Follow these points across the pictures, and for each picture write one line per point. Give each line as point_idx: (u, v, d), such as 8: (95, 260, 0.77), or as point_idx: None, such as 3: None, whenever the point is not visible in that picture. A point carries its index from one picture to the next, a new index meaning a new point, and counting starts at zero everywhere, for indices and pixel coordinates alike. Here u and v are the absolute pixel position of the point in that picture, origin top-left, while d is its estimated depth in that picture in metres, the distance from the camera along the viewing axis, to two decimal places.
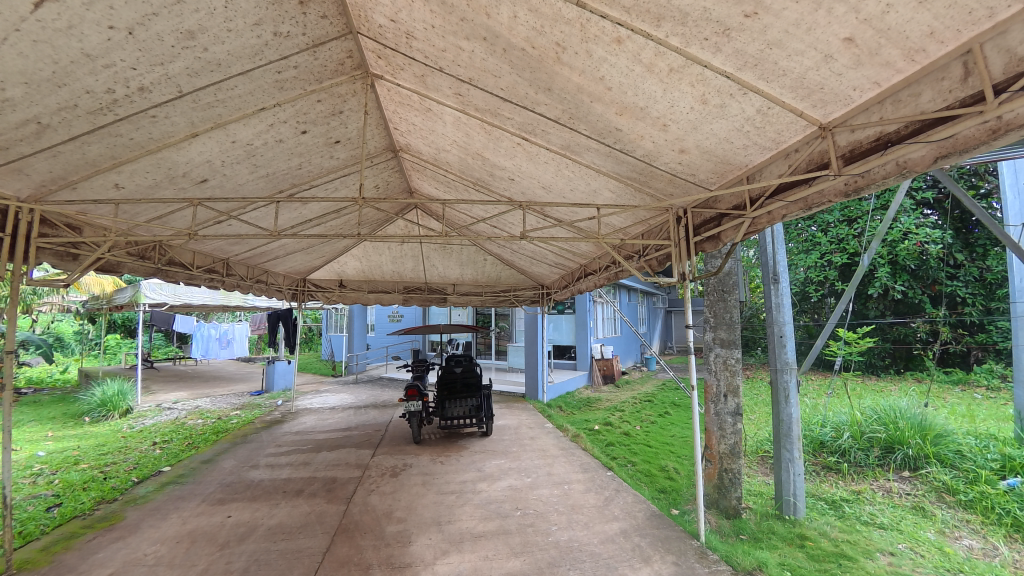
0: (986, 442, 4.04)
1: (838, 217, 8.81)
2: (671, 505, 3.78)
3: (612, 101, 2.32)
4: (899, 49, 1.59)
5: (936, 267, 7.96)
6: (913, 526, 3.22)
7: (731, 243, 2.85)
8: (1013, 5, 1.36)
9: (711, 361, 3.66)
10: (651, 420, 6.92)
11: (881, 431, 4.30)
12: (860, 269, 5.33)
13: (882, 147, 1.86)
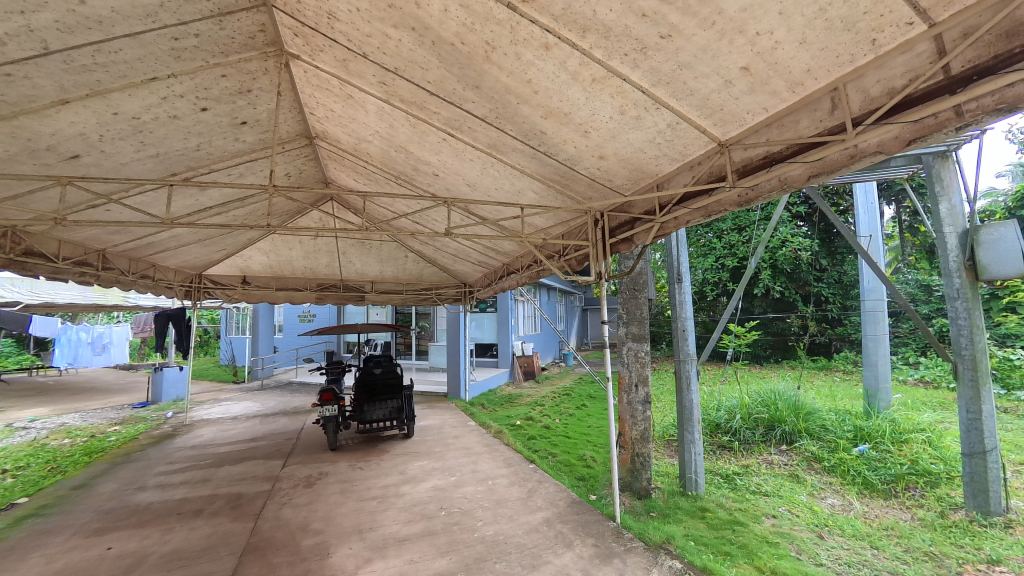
0: (843, 416, 4.81)
1: (731, 225, 9.93)
2: (589, 491, 3.97)
3: (538, 105, 2.38)
4: (784, 80, 1.83)
5: (806, 271, 9.32)
6: (790, 491, 3.73)
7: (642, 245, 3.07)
8: (867, 53, 1.64)
9: (624, 354, 3.88)
10: (569, 412, 7.20)
11: (765, 412, 4.89)
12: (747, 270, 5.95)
13: (769, 164, 2.12)
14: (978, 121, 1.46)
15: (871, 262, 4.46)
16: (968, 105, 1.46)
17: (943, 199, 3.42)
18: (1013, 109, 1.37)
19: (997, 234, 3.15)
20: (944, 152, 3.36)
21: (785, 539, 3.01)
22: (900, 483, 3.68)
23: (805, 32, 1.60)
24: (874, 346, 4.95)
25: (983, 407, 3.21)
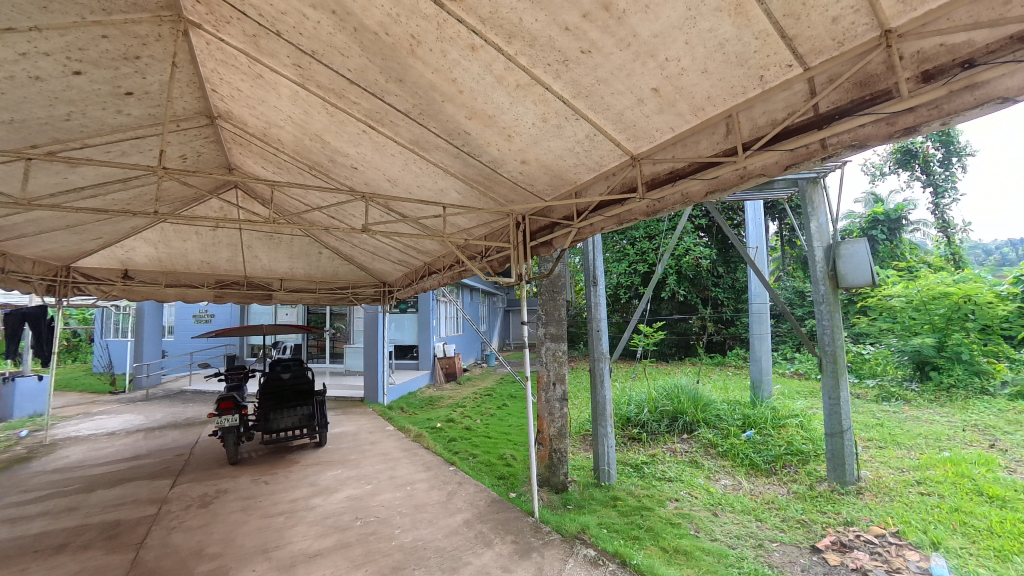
0: (734, 406, 5.39)
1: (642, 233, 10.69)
2: (509, 489, 4.03)
3: (463, 105, 2.39)
4: (688, 104, 2.03)
5: (706, 276, 10.32)
6: (690, 475, 4.10)
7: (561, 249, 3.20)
8: (755, 88, 1.87)
9: (543, 354, 3.99)
10: (491, 413, 7.26)
11: (669, 404, 5.32)
12: None
13: (674, 179, 2.33)
14: (838, 153, 1.75)
15: (757, 271, 5.06)
16: (831, 139, 1.74)
17: (813, 218, 3.96)
18: (863, 145, 1.67)
19: (852, 250, 3.72)
20: (815, 178, 3.89)
21: (685, 520, 3.31)
22: (779, 462, 4.22)
23: (707, 63, 1.78)
24: (759, 342, 5.61)
25: (840, 394, 3.78)
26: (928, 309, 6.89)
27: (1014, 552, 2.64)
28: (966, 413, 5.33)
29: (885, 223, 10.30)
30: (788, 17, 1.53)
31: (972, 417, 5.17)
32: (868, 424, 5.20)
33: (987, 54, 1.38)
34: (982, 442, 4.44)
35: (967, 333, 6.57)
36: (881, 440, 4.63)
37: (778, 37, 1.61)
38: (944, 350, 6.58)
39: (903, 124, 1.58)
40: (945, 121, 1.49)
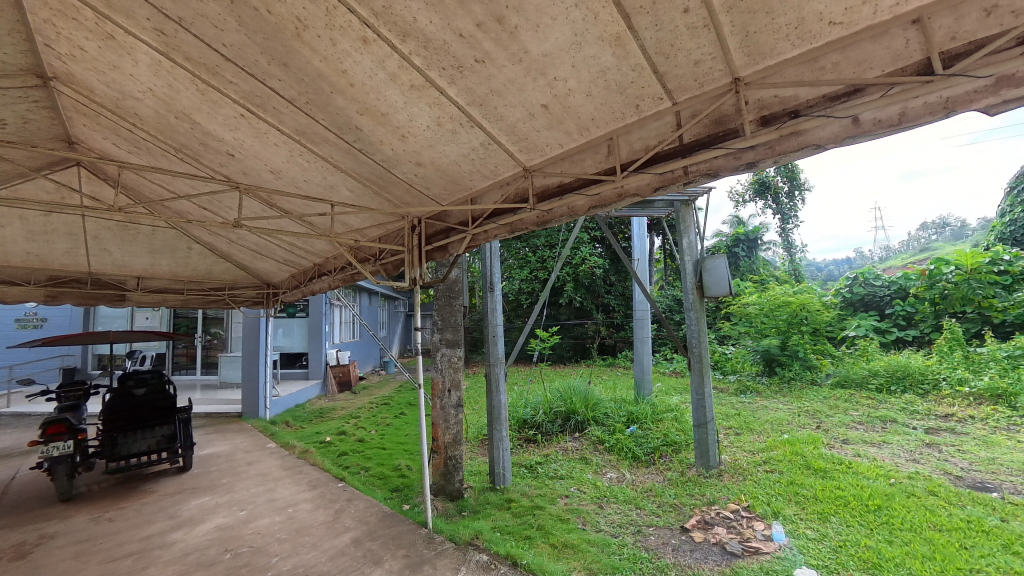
0: (620, 404, 5.82)
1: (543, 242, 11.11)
2: (403, 501, 3.88)
3: (354, 99, 2.27)
4: (574, 124, 2.15)
5: (600, 284, 11.03)
6: (580, 472, 4.33)
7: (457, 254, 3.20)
8: (631, 116, 2.04)
9: (438, 360, 3.92)
10: (387, 423, 6.96)
11: (563, 405, 5.57)
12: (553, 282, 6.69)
13: (562, 192, 2.46)
14: (696, 180, 2.00)
15: (640, 281, 5.55)
16: (692, 167, 1.98)
17: (684, 235, 4.45)
18: (716, 174, 1.93)
19: (714, 265, 4.23)
20: (687, 200, 4.36)
21: (574, 515, 3.47)
22: (656, 453, 4.63)
23: (591, 87, 1.91)
24: (641, 345, 6.13)
25: (705, 390, 4.26)
26: (776, 315, 8.11)
27: (830, 513, 3.21)
28: (800, 401, 6.38)
29: (745, 242, 12.01)
30: (659, 55, 1.71)
31: (804, 404, 6.19)
32: (729, 414, 5.96)
33: (805, 109, 1.70)
34: (811, 425, 5.34)
35: (801, 334, 7.90)
36: (738, 428, 5.33)
37: (651, 71, 1.78)
38: (786, 349, 7.78)
39: (746, 159, 1.86)
40: (776, 159, 1.79)
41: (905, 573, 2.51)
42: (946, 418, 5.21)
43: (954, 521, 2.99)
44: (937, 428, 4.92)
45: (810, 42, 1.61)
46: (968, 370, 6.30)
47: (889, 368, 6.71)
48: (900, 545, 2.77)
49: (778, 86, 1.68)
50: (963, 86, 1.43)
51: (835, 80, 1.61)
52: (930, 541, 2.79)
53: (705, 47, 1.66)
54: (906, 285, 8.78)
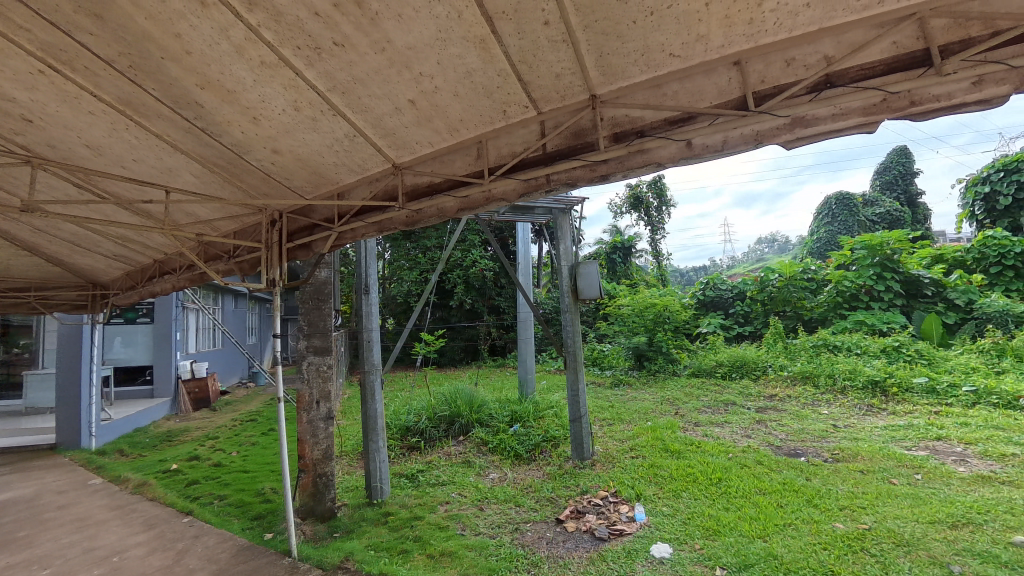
0: (504, 404, 5.92)
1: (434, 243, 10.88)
2: (265, 528, 3.48)
3: (192, 69, 1.96)
4: (443, 123, 2.14)
5: (490, 286, 11.16)
6: (462, 476, 4.30)
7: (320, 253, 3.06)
8: (496, 121, 2.10)
9: (304, 370, 3.58)
10: (252, 442, 6.21)
11: (447, 409, 5.50)
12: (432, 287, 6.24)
13: (433, 193, 2.47)
14: (557, 188, 2.16)
15: (521, 288, 5.69)
16: (554, 175, 2.14)
17: (562, 241, 4.68)
18: (574, 184, 2.12)
19: (587, 269, 4.52)
20: (564, 208, 4.62)
21: (454, 521, 3.43)
22: (537, 449, 4.80)
23: (459, 87, 1.91)
24: (525, 345, 6.30)
25: (579, 386, 4.53)
26: (643, 315, 8.93)
27: (682, 490, 3.61)
28: (663, 391, 7.14)
29: (621, 248, 13.13)
30: (522, 63, 1.76)
31: (666, 393, 6.95)
32: (603, 406, 6.43)
33: (649, 130, 1.94)
34: (671, 411, 6.00)
35: (664, 331, 8.77)
36: (610, 419, 5.77)
37: (516, 78, 1.84)
38: (653, 344, 8.62)
39: (600, 171, 2.07)
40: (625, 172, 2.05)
41: (738, 535, 2.92)
42: (771, 399, 6.22)
43: (772, 484, 3.58)
44: (764, 407, 5.87)
45: (654, 69, 1.81)
46: (785, 358, 7.64)
47: (731, 358, 7.84)
48: (733, 510, 3.23)
49: (629, 107, 1.90)
50: (766, 124, 1.80)
51: (672, 106, 1.83)
52: (756, 504, 3.29)
53: (564, 62, 1.75)
54: (745, 288, 10.37)
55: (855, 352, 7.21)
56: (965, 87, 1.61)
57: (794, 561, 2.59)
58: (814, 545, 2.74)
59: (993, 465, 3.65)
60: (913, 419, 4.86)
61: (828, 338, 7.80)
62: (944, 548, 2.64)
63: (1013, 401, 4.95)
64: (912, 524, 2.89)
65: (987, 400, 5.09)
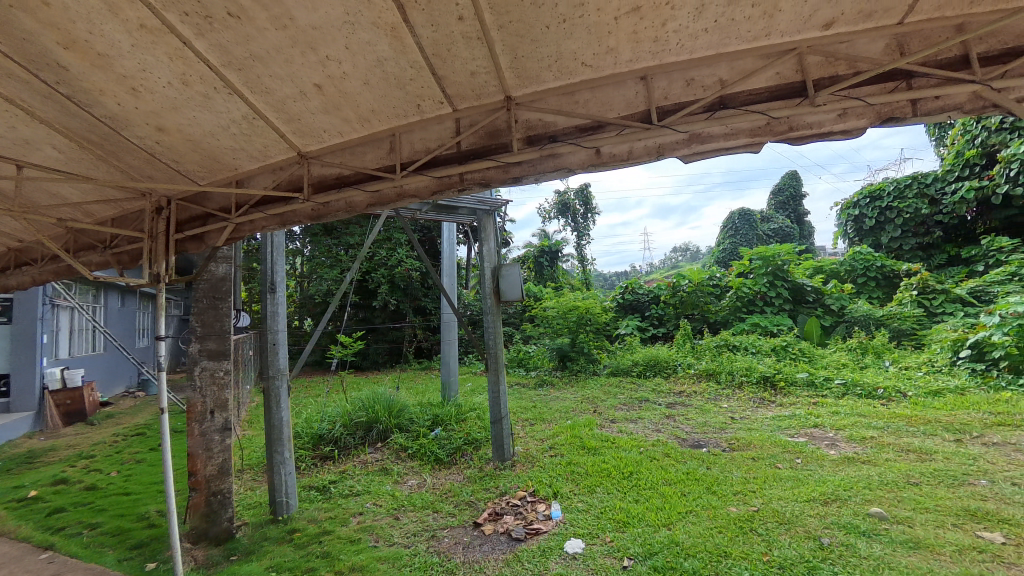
0: (426, 408, 5.78)
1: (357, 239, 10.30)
2: (148, 557, 3.09)
3: (50, 26, 1.67)
4: (353, 110, 2.19)
5: (416, 287, 10.90)
6: (378, 484, 4.13)
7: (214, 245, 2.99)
8: (412, 116, 2.27)
9: (196, 377, 3.23)
10: (137, 459, 5.51)
11: (363, 415, 5.26)
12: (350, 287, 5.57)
13: (341, 186, 2.58)
14: (470, 187, 2.42)
15: (445, 291, 5.52)
16: (467, 175, 2.40)
17: (484, 243, 4.66)
18: (488, 183, 2.39)
19: (509, 271, 4.54)
20: (488, 209, 4.63)
21: (366, 533, 3.28)
22: (458, 453, 4.73)
23: (368, 75, 1.94)
24: (448, 348, 6.21)
25: (500, 388, 4.57)
26: (567, 317, 9.11)
27: (597, 485, 3.75)
28: (583, 390, 7.41)
29: (548, 252, 13.45)
30: (435, 57, 1.84)
31: (587, 391, 7.20)
32: (526, 407, 6.53)
33: (560, 135, 2.25)
34: (590, 409, 6.24)
35: (586, 332, 9.08)
36: (532, 419, 5.87)
37: (428, 71, 1.92)
38: (575, 346, 8.92)
39: (513, 173, 2.36)
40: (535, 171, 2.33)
41: (644, 525, 3.08)
42: (680, 395, 6.69)
43: (677, 474, 3.84)
44: (673, 403, 6.30)
45: (566, 76, 2.10)
46: (692, 357, 8.27)
47: (646, 358, 8.32)
48: (642, 502, 3.41)
49: (541, 110, 2.19)
50: (668, 137, 2.24)
51: (582, 114, 2.14)
52: (662, 494, 3.50)
53: (478, 59, 1.88)
54: (659, 292, 11.09)
55: (751, 351, 7.98)
56: (833, 117, 2.16)
57: (693, 546, 2.78)
58: (711, 529, 2.97)
59: (855, 447, 4.21)
60: (794, 409, 5.49)
61: (729, 339, 8.57)
62: (817, 522, 2.99)
63: (871, 392, 5.76)
64: (792, 504, 3.24)
65: (853, 391, 5.86)
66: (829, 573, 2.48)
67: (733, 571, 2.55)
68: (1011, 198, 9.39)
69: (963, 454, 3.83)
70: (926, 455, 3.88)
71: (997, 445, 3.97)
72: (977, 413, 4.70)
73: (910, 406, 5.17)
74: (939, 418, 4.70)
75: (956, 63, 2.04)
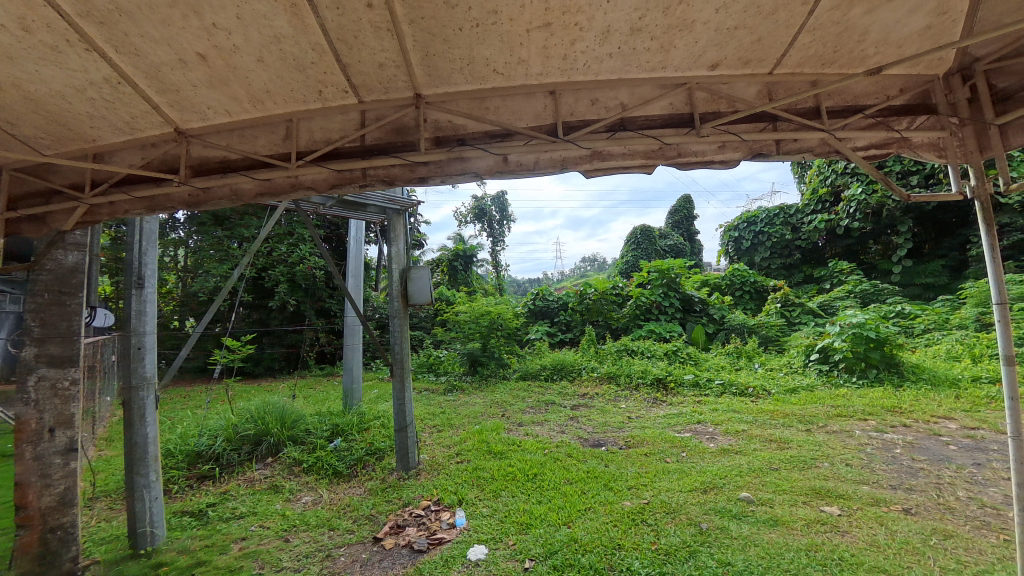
0: (325, 417, 5.40)
1: (255, 233, 9.33)
2: None
3: None
4: (243, 87, 2.23)
5: (320, 287, 10.21)
6: (266, 504, 3.76)
7: (60, 228, 2.75)
8: (313, 103, 2.42)
9: (30, 389, 2.67)
10: None
11: (251, 428, 4.79)
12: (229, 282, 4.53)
13: (223, 171, 2.66)
14: (372, 181, 2.69)
15: (350, 295, 5.16)
16: (370, 171, 2.67)
17: (393, 244, 4.50)
18: (393, 180, 2.65)
19: (418, 274, 4.42)
20: (399, 210, 4.50)
21: (250, 559, 2.97)
22: (359, 464, 4.49)
23: (263, 52, 2.00)
24: (351, 353, 5.90)
25: (406, 394, 4.44)
26: (479, 322, 9.17)
27: (502, 489, 3.78)
28: (492, 394, 7.46)
29: (463, 257, 13.40)
30: (339, 42, 1.97)
31: (496, 396, 7.26)
32: (435, 413, 6.41)
33: (468, 139, 2.53)
34: (498, 413, 6.30)
35: (497, 337, 9.17)
36: (440, 425, 5.78)
37: (332, 54, 2.03)
38: (486, 350, 8.96)
39: (418, 173, 2.62)
40: (443, 169, 2.60)
41: (547, 525, 3.17)
42: (584, 397, 7.03)
43: (578, 473, 4.01)
44: (577, 405, 6.60)
45: (477, 80, 2.30)
46: (595, 360, 8.75)
47: (553, 362, 8.61)
48: (545, 502, 3.51)
49: (451, 112, 2.42)
50: (570, 152, 2.54)
51: (491, 120, 2.42)
52: (563, 493, 3.64)
53: (386, 51, 2.03)
54: (568, 299, 11.61)
55: (647, 355, 8.66)
56: (715, 148, 2.55)
57: (590, 542, 2.92)
58: (607, 523, 3.14)
59: (729, 439, 4.77)
60: (682, 407, 6.05)
61: (628, 344, 9.21)
62: (697, 509, 3.30)
63: (744, 390, 6.54)
64: (678, 494, 3.55)
65: (729, 390, 6.63)
66: (706, 555, 2.74)
67: (626, 561, 2.72)
68: (850, 230, 11.49)
69: (811, 441, 4.51)
70: (783, 443, 4.51)
71: (836, 432, 4.74)
72: (822, 406, 5.57)
73: (773, 402, 5.97)
74: (794, 411, 5.48)
75: (811, 113, 2.52)
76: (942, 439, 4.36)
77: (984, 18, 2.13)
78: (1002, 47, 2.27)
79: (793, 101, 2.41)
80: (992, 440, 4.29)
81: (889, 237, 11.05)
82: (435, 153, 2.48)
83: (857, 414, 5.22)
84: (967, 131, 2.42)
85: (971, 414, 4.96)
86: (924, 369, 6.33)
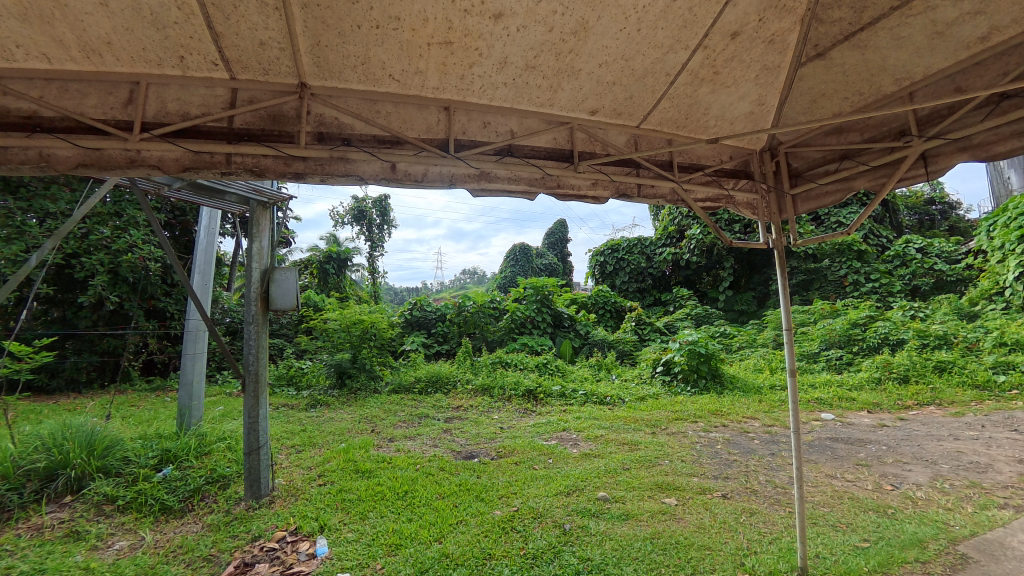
0: (150, 441, 4.49)
1: (62, 209, 7.41)
2: None
3: None
4: (74, 33, 1.84)
5: (153, 284, 8.59)
6: (59, 556, 2.99)
7: None
8: (171, 69, 2.09)
9: None
10: None
11: (41, 459, 3.80)
12: (20, 272, 3.38)
13: (30, 128, 2.17)
14: (238, 168, 2.42)
15: (195, 295, 4.42)
16: (235, 157, 2.40)
17: (256, 239, 4.02)
18: (263, 171, 2.42)
19: (283, 276, 4.00)
20: (264, 202, 4.03)
21: None
22: (196, 496, 3.84)
23: None
24: (192, 364, 5.05)
25: (259, 411, 3.96)
26: (350, 331, 8.62)
27: (369, 509, 3.59)
28: (361, 409, 7.04)
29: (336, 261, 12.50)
30: (213, 7, 1.76)
31: (365, 411, 6.86)
32: (293, 431, 5.79)
33: (354, 140, 2.43)
34: (367, 430, 5.96)
35: (369, 348, 8.71)
36: (300, 445, 5.25)
37: (203, 18, 1.80)
38: (356, 361, 8.42)
39: (294, 168, 2.45)
40: (322, 167, 2.45)
41: (416, 544, 3.10)
42: (458, 409, 7.06)
43: (450, 486, 4.01)
44: (450, 417, 6.59)
45: (370, 82, 2.23)
46: (470, 372, 8.86)
47: (428, 374, 8.48)
48: (415, 520, 3.43)
49: (339, 109, 2.31)
50: (459, 169, 2.61)
51: (380, 125, 2.37)
52: (435, 508, 3.60)
53: (270, 30, 1.88)
54: (446, 310, 11.59)
55: (519, 367, 9.06)
56: (588, 184, 2.88)
57: (461, 555, 2.94)
58: (477, 535, 3.20)
59: (589, 444, 5.24)
60: (549, 416, 6.47)
61: (502, 356, 9.53)
62: (561, 511, 3.55)
63: (603, 399, 7.25)
64: (544, 499, 3.78)
65: (591, 399, 7.30)
66: (569, 553, 2.97)
67: (495, 569, 2.81)
68: (689, 262, 13.62)
69: (655, 442, 5.20)
70: (634, 445, 5.11)
71: (674, 433, 5.55)
72: (664, 411, 6.44)
73: (626, 409, 6.72)
74: (643, 416, 6.25)
75: (664, 164, 2.99)
76: (749, 435, 5.42)
77: (786, 111, 2.77)
78: (797, 137, 2.97)
79: (653, 152, 2.83)
80: (781, 434, 5.47)
81: (717, 271, 13.44)
82: (316, 149, 2.34)
83: (690, 417, 6.17)
84: (771, 197, 3.08)
85: (768, 414, 6.24)
86: (738, 379, 7.77)
